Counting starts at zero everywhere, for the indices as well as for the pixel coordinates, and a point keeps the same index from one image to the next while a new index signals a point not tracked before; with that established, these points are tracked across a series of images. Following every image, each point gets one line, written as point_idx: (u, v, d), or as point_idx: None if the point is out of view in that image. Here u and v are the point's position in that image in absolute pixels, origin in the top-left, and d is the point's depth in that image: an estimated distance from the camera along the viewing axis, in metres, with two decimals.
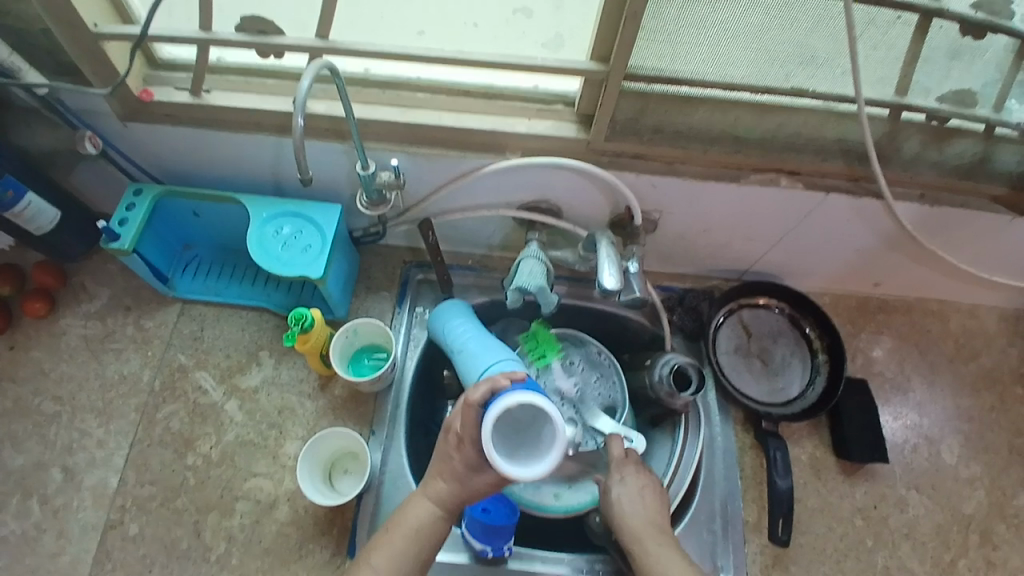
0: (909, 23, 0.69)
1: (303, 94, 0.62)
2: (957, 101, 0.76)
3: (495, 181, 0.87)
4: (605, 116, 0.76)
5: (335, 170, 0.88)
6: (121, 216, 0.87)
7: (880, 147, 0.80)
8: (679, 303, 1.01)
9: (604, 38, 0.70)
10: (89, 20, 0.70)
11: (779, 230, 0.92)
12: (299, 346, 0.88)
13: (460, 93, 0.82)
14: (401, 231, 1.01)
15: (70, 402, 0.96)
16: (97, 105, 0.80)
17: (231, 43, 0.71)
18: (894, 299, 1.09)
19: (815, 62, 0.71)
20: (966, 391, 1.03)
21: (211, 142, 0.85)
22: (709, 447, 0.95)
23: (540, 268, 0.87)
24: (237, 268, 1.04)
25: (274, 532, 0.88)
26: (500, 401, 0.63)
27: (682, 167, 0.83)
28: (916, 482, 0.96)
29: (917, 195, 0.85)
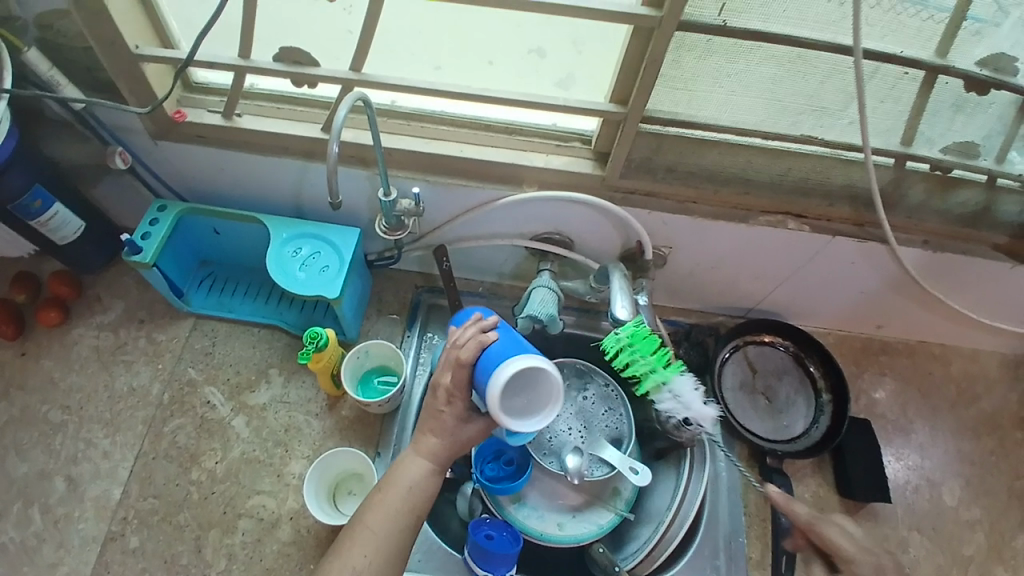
0: (917, 79, 0.71)
1: (339, 122, 0.64)
2: (961, 151, 0.79)
3: (511, 212, 0.89)
4: (621, 156, 0.79)
5: (358, 196, 0.90)
6: (144, 231, 0.89)
7: (885, 194, 0.83)
8: (685, 338, 1.04)
9: (625, 79, 0.72)
10: (130, 42, 0.73)
11: (786, 269, 0.94)
12: (312, 364, 0.90)
13: (480, 127, 0.85)
14: (415, 256, 1.03)
15: (78, 412, 0.96)
16: (129, 122, 0.83)
17: (267, 71, 0.74)
18: (896, 342, 1.10)
19: (825, 111, 0.74)
20: (967, 436, 1.04)
21: (238, 164, 0.87)
22: (713, 483, 0.96)
23: (551, 297, 0.89)
24: (252, 287, 1.06)
25: (275, 551, 0.88)
26: (506, 365, 0.64)
27: (695, 207, 0.85)
28: (918, 525, 0.97)
29: (921, 242, 0.86)
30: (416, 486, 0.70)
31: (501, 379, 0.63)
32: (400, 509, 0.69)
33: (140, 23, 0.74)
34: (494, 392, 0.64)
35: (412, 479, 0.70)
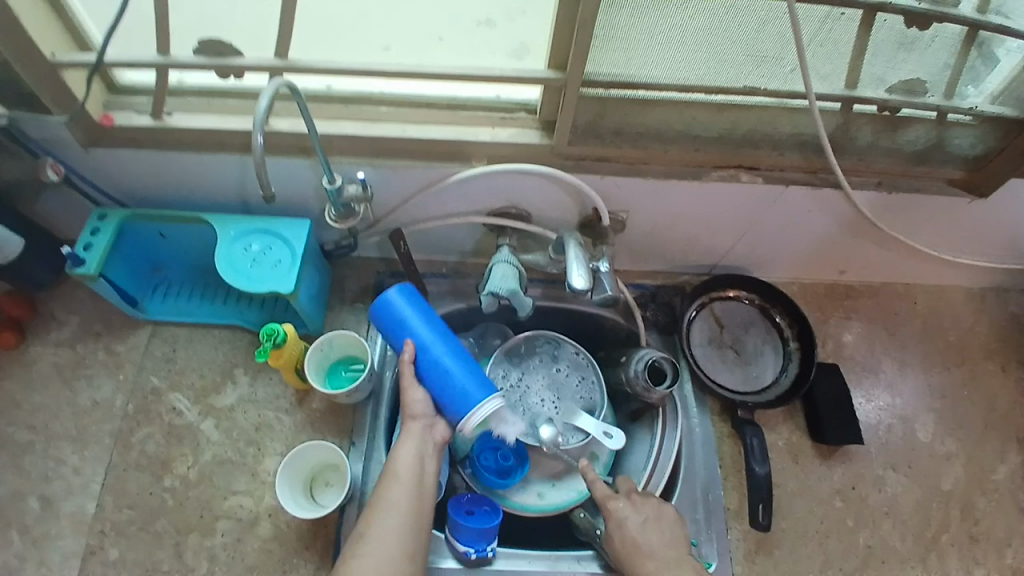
0: (854, 19, 0.70)
1: (262, 113, 0.62)
2: (907, 89, 0.78)
3: (464, 189, 0.87)
4: (566, 123, 0.77)
5: (300, 185, 0.88)
6: (85, 242, 0.86)
7: (834, 138, 0.82)
8: (651, 299, 1.03)
9: (559, 45, 0.70)
10: (45, 50, 0.69)
11: (745, 223, 0.94)
12: (272, 361, 0.89)
13: (421, 105, 0.83)
14: (374, 242, 1.01)
15: (44, 430, 0.94)
16: (56, 133, 0.79)
17: (190, 67, 0.71)
18: (862, 284, 1.11)
19: (765, 58, 0.72)
20: (936, 370, 1.06)
21: (175, 164, 0.84)
22: (688, 438, 0.96)
23: (513, 271, 0.88)
24: (208, 288, 1.04)
25: (257, 549, 0.88)
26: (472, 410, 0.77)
27: (646, 168, 0.84)
28: (892, 461, 0.98)
29: (874, 184, 0.86)
30: (414, 465, 0.75)
31: (481, 420, 0.77)
32: (410, 485, 0.74)
33: (53, 28, 0.70)
34: (472, 424, 0.77)
35: (410, 455, 0.75)
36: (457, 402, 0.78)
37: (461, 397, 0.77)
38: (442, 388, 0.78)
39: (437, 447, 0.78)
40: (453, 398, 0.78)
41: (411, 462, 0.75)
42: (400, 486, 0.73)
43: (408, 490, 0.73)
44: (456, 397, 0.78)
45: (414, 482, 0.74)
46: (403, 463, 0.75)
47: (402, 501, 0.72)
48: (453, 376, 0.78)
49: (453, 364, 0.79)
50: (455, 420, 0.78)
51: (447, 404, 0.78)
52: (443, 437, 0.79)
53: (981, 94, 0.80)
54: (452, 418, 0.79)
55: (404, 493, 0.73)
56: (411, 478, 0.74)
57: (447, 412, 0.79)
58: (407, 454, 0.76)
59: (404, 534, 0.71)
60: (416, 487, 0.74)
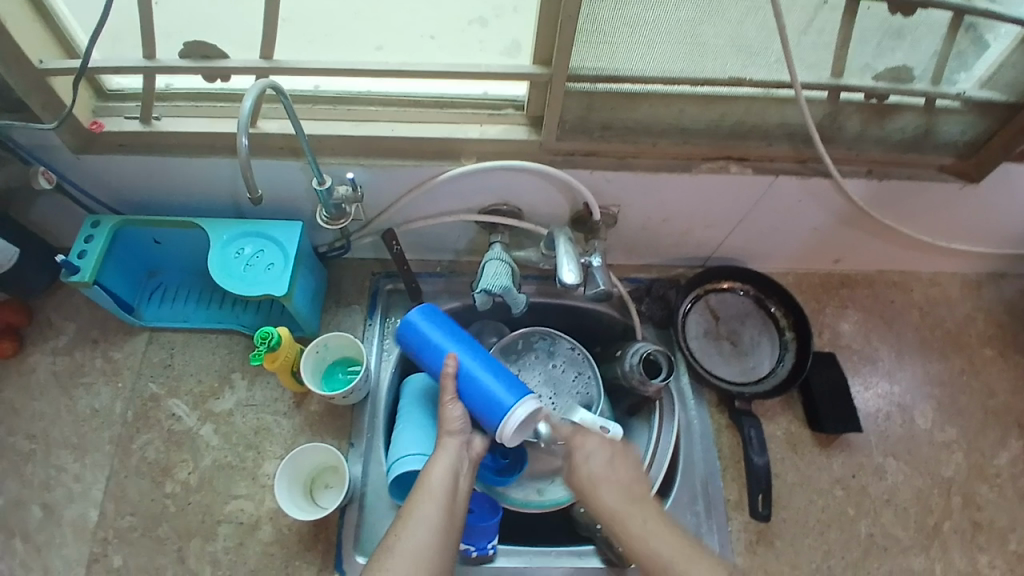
0: (836, 7, 0.71)
1: (247, 114, 0.62)
2: (893, 77, 0.78)
3: (455, 188, 0.88)
4: (553, 119, 0.77)
5: (292, 188, 0.88)
6: (79, 249, 0.87)
7: (823, 127, 0.82)
8: (646, 293, 1.03)
9: (544, 40, 0.70)
10: (33, 57, 0.70)
11: (737, 215, 0.94)
12: (267, 364, 0.88)
13: (410, 104, 0.83)
14: (367, 243, 1.01)
15: (44, 439, 0.95)
16: (46, 139, 0.79)
17: (176, 70, 0.71)
18: (857, 273, 1.11)
19: (748, 49, 0.73)
20: (934, 357, 1.05)
21: (166, 169, 0.85)
22: (686, 431, 0.97)
23: (505, 269, 0.88)
24: (204, 292, 1.04)
25: (258, 552, 0.88)
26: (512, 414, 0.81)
27: (637, 161, 0.84)
28: (892, 450, 0.98)
29: (867, 172, 0.87)
30: (448, 478, 0.72)
31: (518, 424, 0.81)
32: (443, 498, 0.70)
33: (39, 36, 0.71)
34: (510, 431, 0.81)
35: (444, 468, 0.73)
36: (493, 412, 0.81)
37: (495, 406, 0.81)
38: (477, 401, 0.82)
39: (470, 466, 0.77)
40: (488, 408, 0.81)
41: (445, 476, 0.72)
42: (433, 499, 0.70)
43: (440, 503, 0.70)
44: (489, 407, 0.81)
45: (447, 496, 0.70)
46: (437, 476, 0.72)
47: (433, 513, 0.69)
48: (485, 386, 0.82)
49: (484, 377, 0.83)
50: (495, 430, 0.82)
51: (484, 416, 0.82)
52: (478, 454, 0.79)
53: (970, 79, 0.79)
54: (492, 429, 0.82)
55: (435, 505, 0.69)
56: (445, 491, 0.71)
57: (484, 421, 0.82)
58: (441, 467, 0.73)
59: (433, 548, 0.66)
60: (449, 500, 0.70)
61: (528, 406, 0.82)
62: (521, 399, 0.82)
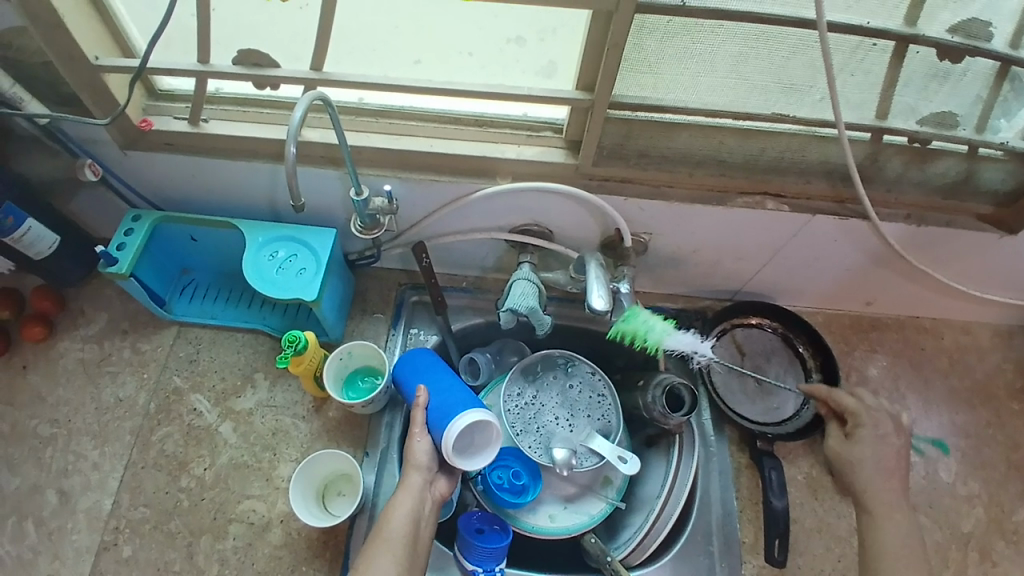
0: (886, 50, 0.70)
1: (296, 123, 0.63)
2: (937, 122, 0.77)
3: (488, 205, 0.88)
4: (591, 144, 0.77)
5: (329, 196, 0.90)
6: (118, 242, 0.89)
7: (863, 168, 0.81)
8: (671, 324, 1.03)
9: (589, 66, 0.71)
10: (90, 54, 0.72)
11: (770, 251, 0.93)
12: (292, 367, 0.90)
13: (450, 122, 0.84)
14: (397, 254, 1.02)
15: (66, 425, 0.96)
16: (96, 133, 0.82)
17: (228, 75, 0.74)
18: (887, 317, 1.09)
19: (793, 88, 0.73)
20: (961, 409, 1.03)
21: (209, 170, 0.86)
22: (704, 468, 0.95)
23: (532, 289, 0.88)
24: (233, 293, 1.06)
25: (266, 554, 0.88)
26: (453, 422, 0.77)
27: (671, 191, 0.84)
28: (913, 500, 0.96)
29: (904, 216, 0.85)
30: (408, 526, 0.73)
31: (455, 434, 0.76)
32: (401, 551, 0.71)
33: (99, 34, 0.73)
34: (448, 442, 0.76)
35: (407, 514, 0.73)
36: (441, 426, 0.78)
37: (443, 417, 0.78)
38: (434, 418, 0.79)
39: (431, 508, 0.77)
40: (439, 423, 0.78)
41: (404, 524, 0.73)
42: (392, 551, 0.70)
43: (398, 555, 0.70)
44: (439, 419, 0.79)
45: (405, 548, 0.71)
46: (398, 523, 0.72)
47: (392, 565, 0.69)
48: (442, 409, 0.79)
49: (445, 401, 0.80)
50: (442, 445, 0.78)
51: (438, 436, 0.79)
52: (441, 495, 0.79)
53: (1012, 128, 0.79)
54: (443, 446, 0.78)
55: (393, 558, 0.70)
56: (403, 543, 0.71)
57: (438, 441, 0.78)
58: (402, 512, 0.74)
59: None
60: (406, 552, 0.71)
61: (472, 417, 0.77)
62: (466, 408, 0.78)
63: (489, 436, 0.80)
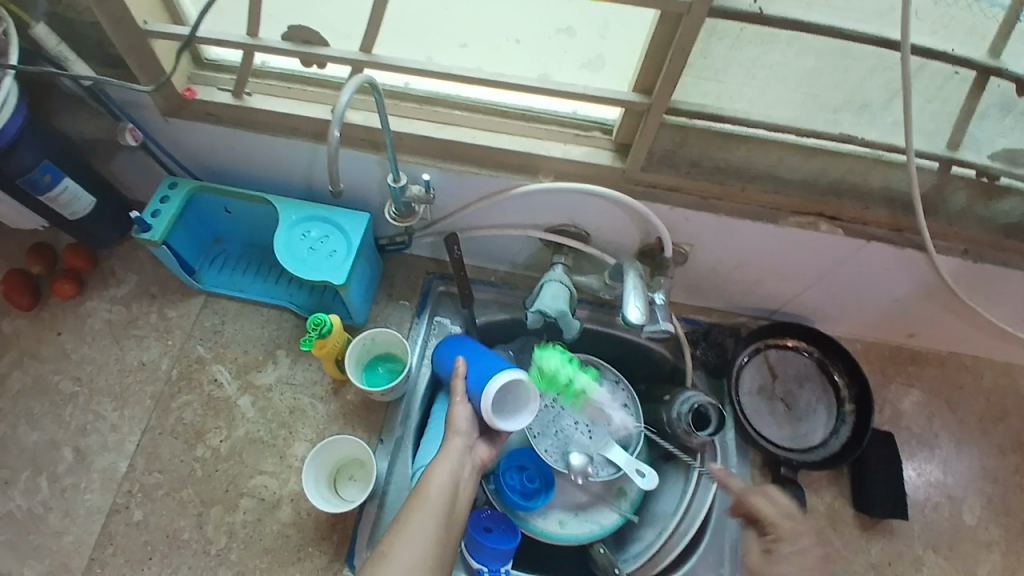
0: (967, 79, 0.66)
1: (342, 105, 0.61)
2: (1010, 159, 0.73)
3: (527, 202, 0.86)
4: (641, 150, 0.74)
5: (367, 179, 0.88)
6: (154, 208, 0.88)
7: (924, 199, 0.77)
8: (703, 338, 1.00)
9: (649, 69, 0.68)
10: (139, 18, 0.70)
11: (813, 274, 0.90)
12: (315, 350, 0.89)
13: (496, 113, 0.81)
14: (428, 242, 1.00)
15: (89, 384, 0.97)
16: (140, 99, 0.81)
17: (276, 50, 0.72)
18: (927, 351, 1.05)
19: (865, 108, 0.69)
20: (996, 454, 0.99)
21: (249, 144, 0.85)
22: (722, 490, 0.93)
23: (564, 292, 0.86)
24: (262, 266, 1.05)
25: (275, 531, 0.88)
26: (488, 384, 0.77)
27: (718, 204, 0.80)
28: (936, 543, 0.93)
29: (962, 251, 0.81)
30: (448, 486, 0.70)
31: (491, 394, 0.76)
32: (441, 508, 0.68)
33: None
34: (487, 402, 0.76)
35: (446, 475, 0.71)
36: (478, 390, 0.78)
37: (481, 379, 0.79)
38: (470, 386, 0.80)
39: (472, 474, 0.75)
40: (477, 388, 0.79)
41: (445, 483, 0.71)
42: (432, 508, 0.68)
43: (438, 513, 0.68)
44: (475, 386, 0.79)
45: (445, 506, 0.69)
46: (438, 482, 0.70)
47: (430, 522, 0.66)
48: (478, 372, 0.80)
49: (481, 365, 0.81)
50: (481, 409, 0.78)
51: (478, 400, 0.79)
52: (482, 461, 0.77)
53: None
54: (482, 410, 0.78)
55: (433, 516, 0.67)
56: (443, 501, 0.69)
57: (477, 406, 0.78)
58: (442, 473, 0.72)
59: (428, 564, 0.64)
60: (447, 511, 0.69)
61: (505, 377, 0.77)
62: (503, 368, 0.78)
63: (527, 398, 0.80)
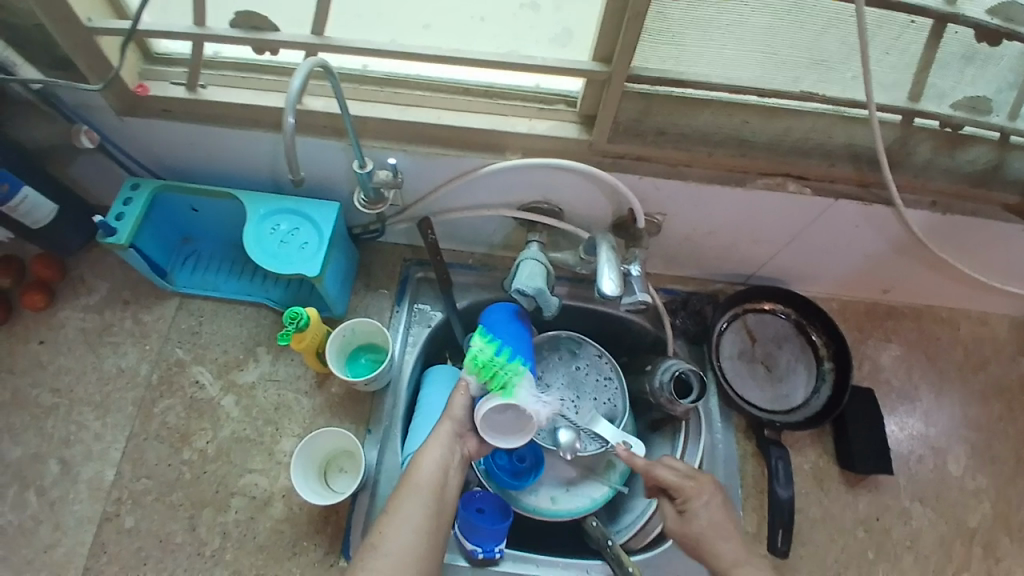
0: (924, 29, 0.66)
1: (294, 92, 0.60)
2: (971, 107, 0.74)
3: (497, 182, 0.85)
4: (607, 120, 0.74)
5: (333, 168, 0.87)
6: (117, 212, 0.86)
7: (891, 152, 0.77)
8: (682, 307, 1.00)
9: (608, 37, 0.67)
10: (82, 15, 0.68)
11: (787, 235, 0.90)
12: (294, 344, 0.88)
13: (459, 92, 0.80)
14: (401, 229, 1.00)
15: (68, 395, 0.95)
16: (93, 99, 0.79)
17: (227, 40, 0.70)
18: (904, 305, 1.06)
19: (823, 64, 0.69)
20: (974, 402, 1.00)
21: (210, 139, 0.84)
22: (710, 455, 0.93)
23: (540, 269, 0.85)
24: (236, 264, 1.04)
25: (268, 528, 0.88)
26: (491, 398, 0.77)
27: (688, 170, 0.81)
28: (921, 493, 0.94)
29: (929, 204, 0.81)
30: (437, 472, 0.73)
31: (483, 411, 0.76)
32: (431, 493, 0.71)
33: None
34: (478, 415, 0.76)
35: (435, 461, 0.74)
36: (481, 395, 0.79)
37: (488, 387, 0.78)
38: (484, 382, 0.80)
39: (461, 460, 0.78)
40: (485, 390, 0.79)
41: (434, 468, 0.73)
42: (421, 494, 0.71)
43: (427, 498, 0.70)
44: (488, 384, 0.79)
45: (435, 490, 0.71)
46: (427, 469, 0.73)
47: (422, 507, 0.69)
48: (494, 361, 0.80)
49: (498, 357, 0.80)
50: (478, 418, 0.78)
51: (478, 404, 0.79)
52: (471, 450, 0.79)
53: None
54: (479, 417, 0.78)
55: (423, 501, 0.70)
56: (432, 486, 0.72)
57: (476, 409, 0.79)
58: (431, 459, 0.74)
59: (417, 547, 0.66)
60: (436, 496, 0.71)
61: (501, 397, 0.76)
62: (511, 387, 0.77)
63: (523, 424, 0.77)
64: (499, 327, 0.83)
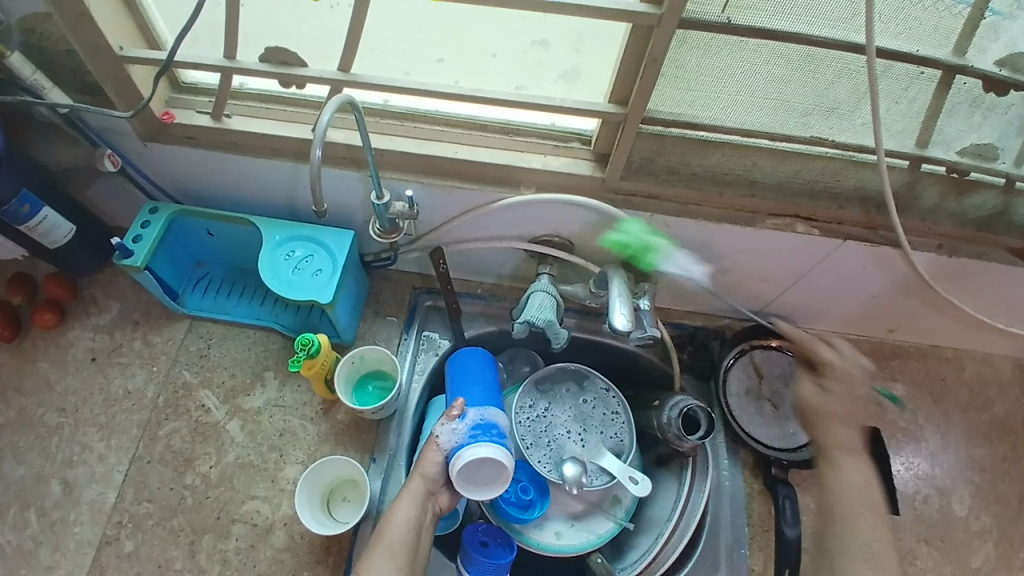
0: (932, 79, 0.68)
1: (323, 126, 0.62)
2: (978, 153, 0.76)
3: (510, 215, 0.87)
4: (621, 159, 0.76)
5: (349, 197, 0.88)
6: (135, 234, 0.88)
7: (898, 196, 0.79)
8: (689, 341, 1.03)
9: (625, 80, 0.69)
10: (114, 44, 0.70)
11: (794, 274, 0.91)
12: (303, 371, 0.88)
13: (475, 128, 0.82)
14: (413, 257, 1.01)
15: (73, 415, 0.95)
16: (118, 126, 0.81)
17: (254, 73, 0.72)
18: (908, 345, 1.07)
19: (833, 112, 0.71)
20: (979, 442, 1.01)
21: (230, 167, 0.85)
22: (716, 493, 0.94)
23: (550, 302, 0.86)
24: (247, 288, 1.04)
25: (269, 557, 0.87)
26: (474, 447, 0.76)
27: (698, 209, 0.82)
28: (927, 534, 0.94)
29: (936, 246, 0.83)
30: (410, 531, 0.73)
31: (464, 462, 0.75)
32: (403, 556, 0.72)
33: (126, 25, 0.72)
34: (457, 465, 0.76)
35: (407, 520, 0.74)
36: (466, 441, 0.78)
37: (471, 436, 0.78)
38: (462, 431, 0.78)
39: (431, 518, 0.78)
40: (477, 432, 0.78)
41: (406, 526, 0.74)
42: (394, 557, 0.71)
43: (401, 559, 0.71)
44: (470, 432, 0.78)
45: (407, 552, 0.72)
46: (399, 529, 0.73)
47: (393, 571, 0.70)
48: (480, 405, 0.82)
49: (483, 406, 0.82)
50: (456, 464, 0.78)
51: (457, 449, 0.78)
52: (440, 507, 0.79)
53: None
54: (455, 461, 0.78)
55: (395, 564, 0.71)
56: (404, 546, 0.72)
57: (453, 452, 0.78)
58: (402, 518, 0.74)
59: None
60: (409, 558, 0.72)
61: (483, 450, 0.76)
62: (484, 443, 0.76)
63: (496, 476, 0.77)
64: (470, 376, 0.85)
